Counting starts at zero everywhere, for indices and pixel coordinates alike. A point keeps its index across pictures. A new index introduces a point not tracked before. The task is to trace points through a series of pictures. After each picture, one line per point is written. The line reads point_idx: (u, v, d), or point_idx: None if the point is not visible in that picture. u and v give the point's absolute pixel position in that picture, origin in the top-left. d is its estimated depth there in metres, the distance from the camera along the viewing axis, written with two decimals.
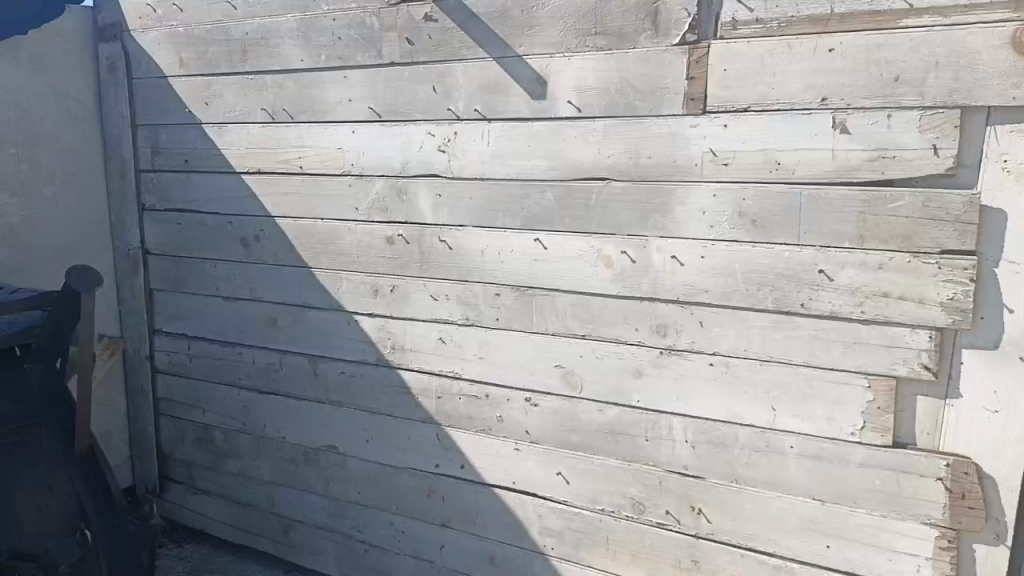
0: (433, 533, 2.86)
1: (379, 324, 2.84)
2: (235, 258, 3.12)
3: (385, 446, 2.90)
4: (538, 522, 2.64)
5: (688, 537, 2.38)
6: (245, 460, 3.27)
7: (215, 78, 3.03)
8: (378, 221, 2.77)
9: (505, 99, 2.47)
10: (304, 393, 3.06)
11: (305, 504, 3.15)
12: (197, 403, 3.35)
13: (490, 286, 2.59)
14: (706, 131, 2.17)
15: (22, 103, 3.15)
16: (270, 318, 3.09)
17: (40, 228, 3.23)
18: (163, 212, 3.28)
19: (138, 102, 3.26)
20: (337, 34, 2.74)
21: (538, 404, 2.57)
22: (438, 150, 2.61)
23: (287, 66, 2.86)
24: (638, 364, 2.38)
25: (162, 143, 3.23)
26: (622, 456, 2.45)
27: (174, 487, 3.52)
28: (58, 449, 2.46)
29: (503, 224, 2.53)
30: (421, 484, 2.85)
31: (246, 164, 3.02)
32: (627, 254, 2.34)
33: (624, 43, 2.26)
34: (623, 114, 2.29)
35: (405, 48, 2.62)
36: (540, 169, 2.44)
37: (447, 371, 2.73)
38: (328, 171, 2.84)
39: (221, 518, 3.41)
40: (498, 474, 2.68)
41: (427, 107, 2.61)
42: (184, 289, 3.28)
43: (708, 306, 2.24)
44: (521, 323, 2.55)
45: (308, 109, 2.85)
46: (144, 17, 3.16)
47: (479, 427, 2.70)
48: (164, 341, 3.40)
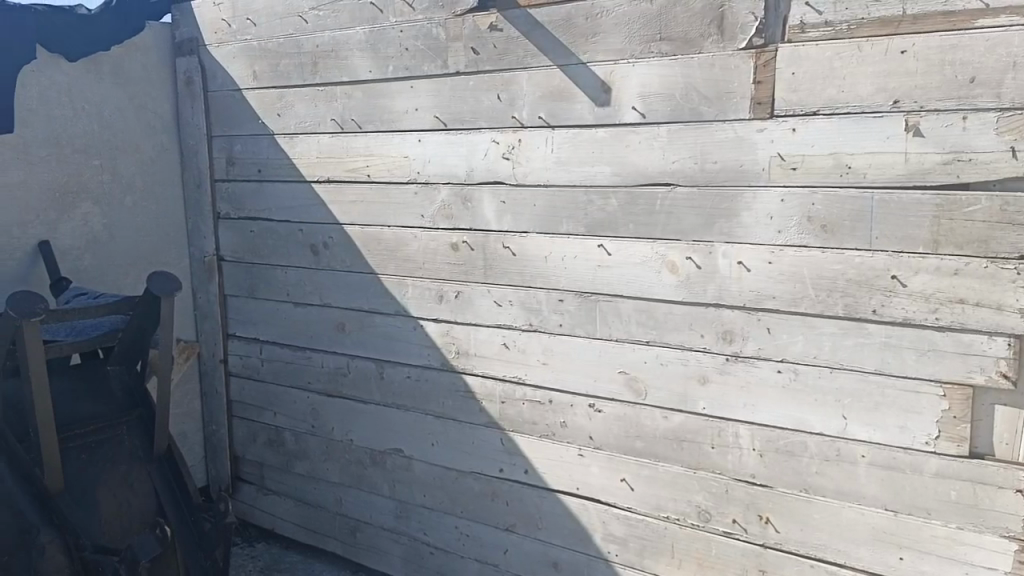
0: (497, 537, 2.88)
1: (444, 329, 2.88)
2: (305, 264, 3.20)
3: (450, 449, 2.94)
4: (602, 528, 2.63)
5: (756, 546, 2.34)
6: (314, 461, 3.35)
7: (286, 90, 3.12)
8: (443, 227, 2.82)
9: (569, 105, 2.48)
10: (371, 396, 3.12)
11: (372, 506, 3.21)
12: (268, 405, 3.45)
13: (553, 292, 2.60)
14: (773, 135, 2.15)
15: (105, 116, 3.28)
16: (338, 323, 3.16)
17: (121, 236, 3.35)
18: (237, 220, 3.39)
19: (214, 114, 3.38)
20: (404, 45, 2.80)
21: (602, 410, 2.57)
22: (502, 158, 2.64)
23: (355, 78, 2.93)
24: (704, 371, 2.36)
25: (237, 152, 3.33)
26: (686, 463, 2.43)
27: (246, 487, 3.63)
28: (139, 447, 2.56)
29: (568, 230, 2.54)
30: (485, 487, 2.88)
31: (315, 173, 3.10)
32: (692, 260, 2.32)
33: (690, 48, 2.26)
34: (688, 119, 2.28)
35: (471, 56, 2.66)
36: (604, 175, 2.45)
37: (510, 376, 2.75)
38: (395, 179, 2.90)
39: (291, 518, 3.49)
40: (561, 480, 2.69)
41: (492, 115, 2.64)
42: (256, 294, 3.38)
43: (776, 312, 2.22)
44: (585, 328, 2.56)
45: (376, 118, 2.91)
46: (220, 31, 3.27)
47: (542, 432, 2.71)
48: (236, 345, 3.50)
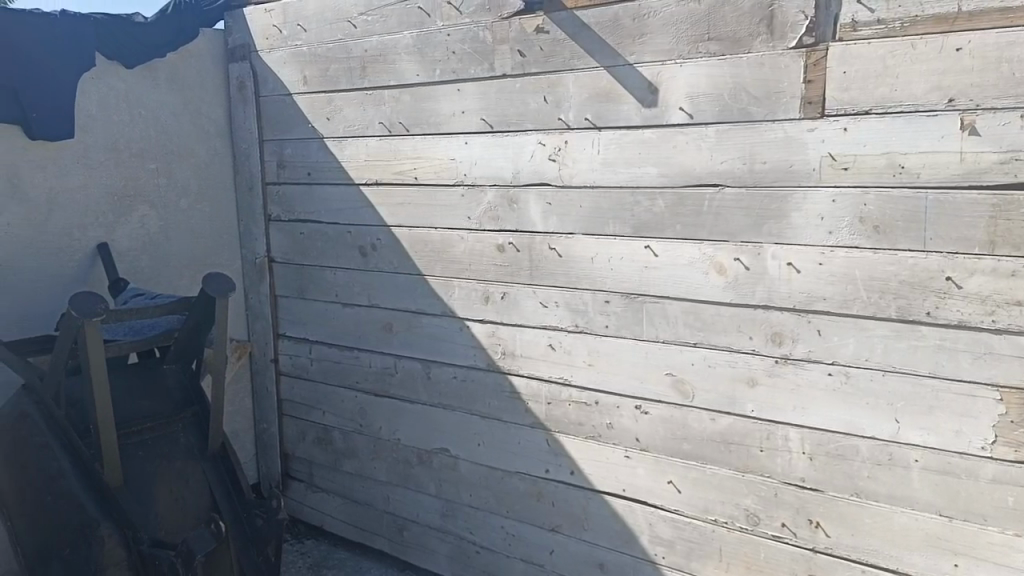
0: (543, 537, 2.89)
1: (490, 330, 2.90)
2: (354, 266, 3.25)
3: (496, 449, 2.96)
4: (648, 530, 2.63)
5: (806, 551, 2.32)
6: (362, 460, 3.39)
7: (336, 94, 3.17)
8: (489, 229, 2.84)
9: (616, 106, 2.48)
10: (418, 396, 3.15)
11: (419, 504, 3.24)
12: (317, 404, 3.50)
13: (599, 293, 2.60)
14: (824, 135, 2.13)
15: (161, 121, 3.36)
16: (386, 323, 3.19)
17: (176, 238, 3.44)
18: (287, 222, 3.46)
19: (265, 118, 3.45)
20: (452, 48, 2.82)
21: (648, 411, 2.56)
22: (549, 159, 2.65)
23: (403, 81, 2.96)
24: (753, 373, 2.34)
25: (287, 156, 3.40)
26: (734, 465, 2.42)
27: (296, 484, 3.69)
28: (193, 443, 2.62)
29: (614, 231, 2.54)
30: (531, 488, 2.89)
31: (364, 175, 3.15)
32: (740, 261, 2.31)
33: (739, 48, 2.24)
34: (736, 119, 2.27)
35: (517, 59, 2.67)
36: (652, 176, 2.44)
37: (556, 377, 2.76)
38: (443, 181, 2.93)
39: (339, 515, 3.54)
40: (607, 481, 2.69)
41: (538, 117, 2.65)
42: (306, 295, 3.44)
43: (827, 314, 2.19)
44: (632, 330, 2.56)
45: (424, 121, 2.94)
46: (271, 37, 3.33)
47: (589, 433, 2.71)
48: (286, 345, 3.57)
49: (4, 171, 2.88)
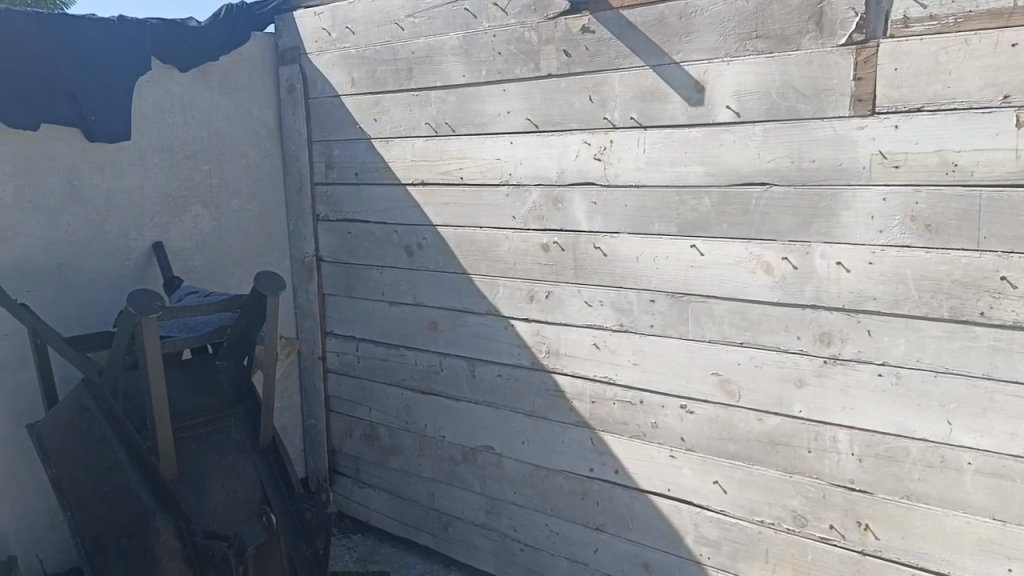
0: (587, 536, 2.90)
1: (534, 329, 2.92)
2: (400, 265, 3.29)
3: (540, 448, 2.97)
4: (693, 530, 2.62)
5: (854, 553, 2.29)
6: (408, 457, 3.43)
7: (383, 95, 3.21)
8: (534, 228, 2.85)
9: (661, 105, 2.48)
10: (464, 394, 3.18)
11: (464, 501, 3.27)
12: (364, 401, 3.56)
13: (645, 292, 2.60)
14: (875, 133, 2.10)
15: (213, 123, 3.44)
16: (432, 322, 3.23)
17: (227, 238, 3.52)
18: (336, 222, 3.51)
19: (314, 119, 3.51)
20: (497, 49, 2.84)
21: (694, 411, 2.55)
22: (594, 159, 2.66)
23: (449, 82, 2.99)
24: (800, 374, 2.32)
25: (336, 157, 3.45)
26: (781, 466, 2.40)
27: (343, 480, 3.75)
28: (245, 438, 2.67)
29: (659, 230, 2.54)
30: (575, 486, 2.90)
31: (410, 176, 3.19)
32: (788, 260, 2.29)
33: (787, 45, 2.22)
34: (784, 117, 2.25)
35: (562, 59, 2.68)
36: (698, 174, 2.43)
37: (601, 376, 2.76)
38: (488, 181, 2.95)
39: (385, 511, 3.59)
40: (652, 481, 2.69)
41: (583, 116, 2.66)
42: (353, 294, 3.49)
43: (877, 314, 2.16)
44: (677, 329, 2.55)
45: (470, 121, 2.96)
46: (320, 40, 3.39)
47: (633, 432, 2.71)
48: (334, 342, 3.62)
49: (64, 173, 2.98)
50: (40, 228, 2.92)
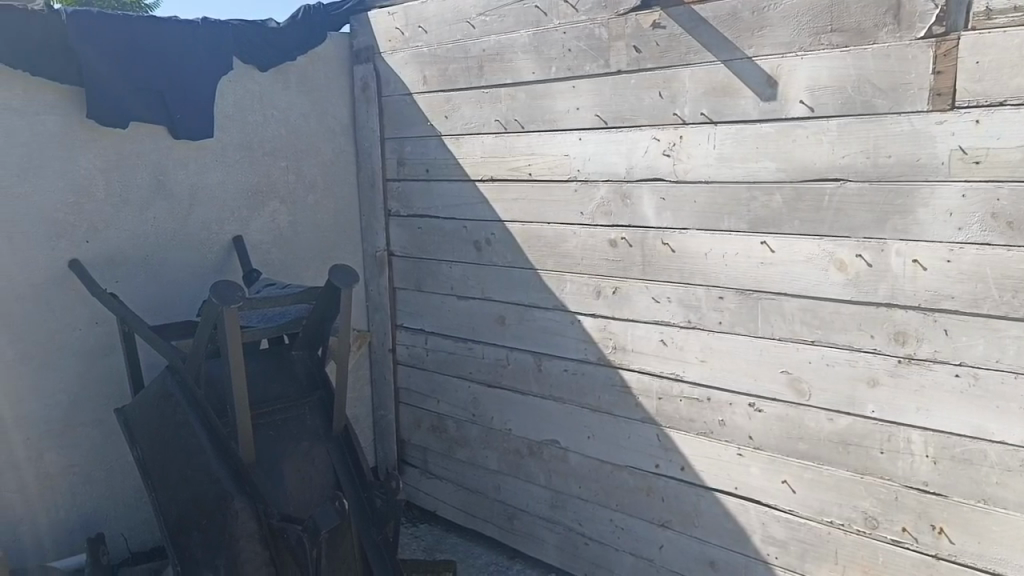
0: (653, 533, 2.90)
1: (601, 325, 2.93)
2: (469, 260, 3.35)
3: (606, 443, 2.99)
4: (761, 530, 2.60)
5: (928, 558, 2.24)
6: (474, 449, 3.49)
7: (453, 93, 3.27)
8: (602, 224, 2.86)
9: (733, 101, 2.47)
10: (530, 388, 3.21)
11: (529, 495, 3.30)
12: (433, 393, 3.62)
13: (713, 289, 2.59)
14: (955, 127, 2.05)
15: (291, 121, 3.54)
16: (499, 316, 3.27)
17: (303, 232, 3.62)
18: (406, 217, 3.59)
19: (387, 117, 3.59)
20: (568, 46, 2.86)
21: (762, 410, 2.53)
22: (663, 154, 2.65)
23: (519, 79, 3.03)
24: (874, 373, 2.28)
25: (407, 154, 3.53)
26: (853, 467, 2.36)
27: (411, 470, 3.83)
28: (319, 426, 2.74)
29: (729, 227, 2.53)
30: (641, 483, 2.90)
31: (480, 172, 3.23)
32: (862, 258, 2.26)
33: (863, 39, 2.19)
34: (860, 113, 2.21)
35: (633, 55, 2.68)
36: (769, 170, 2.41)
37: (668, 373, 2.76)
38: (556, 177, 2.97)
39: (452, 502, 3.65)
40: (718, 478, 2.68)
41: (653, 112, 2.66)
42: (423, 288, 3.56)
43: (955, 314, 2.11)
44: (746, 326, 2.53)
45: (539, 118, 2.99)
46: (394, 39, 3.46)
47: (700, 429, 2.70)
48: (404, 335, 3.70)
49: (151, 168, 3.11)
50: (129, 222, 3.06)
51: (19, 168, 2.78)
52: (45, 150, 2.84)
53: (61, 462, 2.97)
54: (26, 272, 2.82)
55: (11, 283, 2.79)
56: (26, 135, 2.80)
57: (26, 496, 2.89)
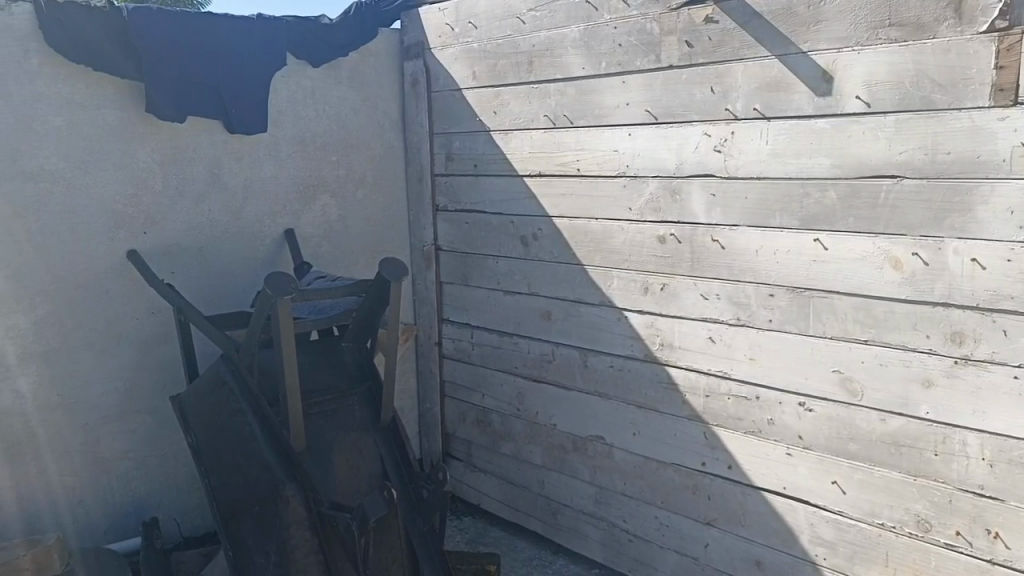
0: (698, 531, 2.89)
1: (648, 321, 2.92)
2: (516, 255, 3.36)
3: (652, 440, 2.98)
4: (809, 530, 2.57)
5: (982, 562, 2.20)
6: (519, 443, 3.50)
7: (503, 89, 3.28)
8: (651, 220, 2.85)
9: (786, 96, 2.44)
10: (575, 383, 3.21)
11: (574, 490, 3.31)
12: (478, 387, 3.64)
13: (763, 287, 2.56)
14: (1018, 123, 2.00)
15: (342, 116, 3.58)
16: (545, 311, 3.28)
17: (353, 225, 3.66)
18: (453, 212, 3.61)
19: (436, 112, 3.61)
20: (618, 41, 2.85)
21: (812, 409, 2.50)
22: (714, 150, 2.64)
23: (569, 75, 3.02)
24: (929, 374, 2.24)
25: (455, 148, 3.55)
26: (905, 469, 2.32)
27: (455, 463, 3.85)
28: (368, 417, 2.75)
29: (780, 224, 2.50)
30: (686, 481, 2.89)
31: (528, 167, 3.24)
32: (918, 256, 2.22)
33: (923, 33, 2.14)
34: (918, 109, 2.17)
35: (684, 50, 2.67)
36: (823, 167, 2.38)
37: (716, 371, 2.74)
38: (605, 173, 2.97)
39: (495, 495, 3.67)
40: (766, 478, 2.65)
41: (704, 107, 2.64)
42: (469, 282, 3.58)
43: (1015, 314, 2.06)
44: (797, 325, 2.50)
45: (588, 114, 2.99)
46: (444, 35, 3.48)
47: (748, 428, 2.68)
48: (450, 329, 3.72)
49: (207, 162, 3.18)
50: (184, 214, 3.13)
51: (81, 161, 2.87)
52: (106, 143, 2.93)
53: (118, 447, 3.05)
54: (87, 262, 2.91)
55: (73, 273, 2.89)
56: (88, 129, 2.88)
57: (84, 479, 2.97)
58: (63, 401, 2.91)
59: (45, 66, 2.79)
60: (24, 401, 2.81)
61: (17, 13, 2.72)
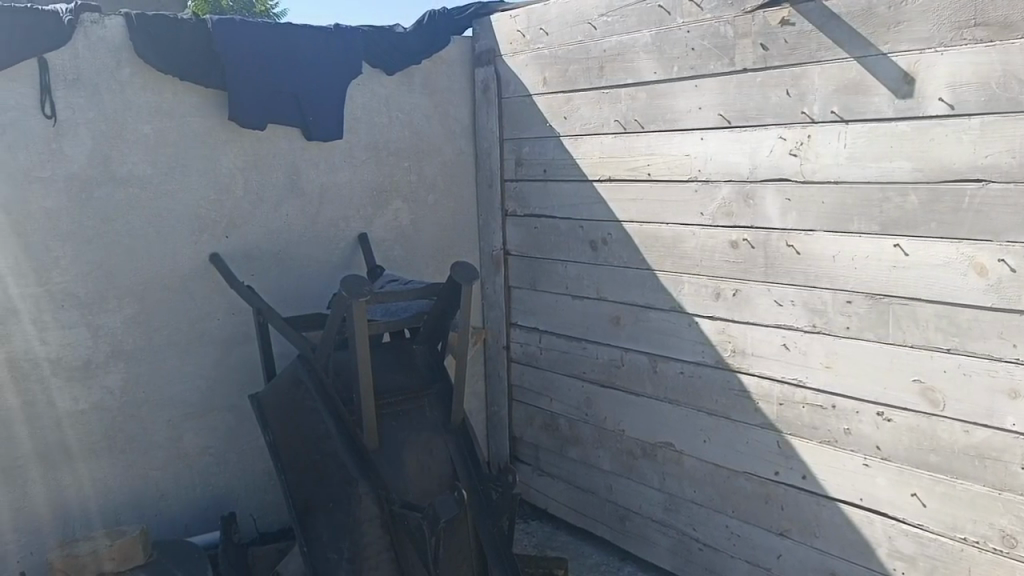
0: (771, 541, 2.84)
1: (720, 327, 2.89)
2: (585, 260, 3.36)
3: (723, 448, 2.94)
4: (887, 543, 2.51)
5: None
6: (587, 448, 3.50)
7: (573, 94, 3.29)
8: (724, 225, 2.82)
9: (865, 99, 2.39)
10: (644, 389, 3.19)
11: (642, 496, 3.29)
12: (546, 391, 3.65)
13: (840, 293, 2.51)
14: None
15: (414, 122, 3.63)
16: (615, 316, 3.27)
17: (424, 230, 3.72)
18: (523, 217, 3.64)
19: (506, 118, 3.64)
20: (691, 45, 2.84)
21: (891, 419, 2.44)
22: (790, 154, 2.60)
23: (640, 79, 3.02)
24: (1015, 384, 2.16)
25: (525, 154, 3.57)
26: (990, 482, 2.24)
27: (523, 467, 3.87)
28: (439, 418, 2.78)
29: (858, 229, 2.45)
30: (759, 489, 2.85)
31: (598, 172, 3.24)
32: (1005, 262, 2.15)
33: (1010, 33, 2.08)
34: (1005, 110, 2.10)
35: (759, 53, 2.64)
36: (904, 170, 2.33)
37: (790, 378, 2.69)
38: (676, 177, 2.95)
39: (563, 500, 3.67)
40: (842, 488, 2.60)
41: (780, 111, 2.61)
42: (538, 286, 3.60)
43: None
44: (876, 332, 2.45)
45: (659, 118, 2.98)
46: (515, 41, 3.51)
47: (823, 437, 2.63)
48: (519, 333, 3.74)
49: (286, 168, 3.28)
50: (264, 218, 3.24)
51: (168, 166, 3.00)
52: (191, 150, 3.05)
53: (199, 442, 3.16)
54: (172, 264, 3.03)
55: (159, 273, 3.01)
56: (174, 136, 3.01)
57: (167, 473, 3.09)
58: (148, 397, 3.02)
59: (135, 76, 2.91)
60: (113, 394, 2.95)
61: (110, 26, 2.85)
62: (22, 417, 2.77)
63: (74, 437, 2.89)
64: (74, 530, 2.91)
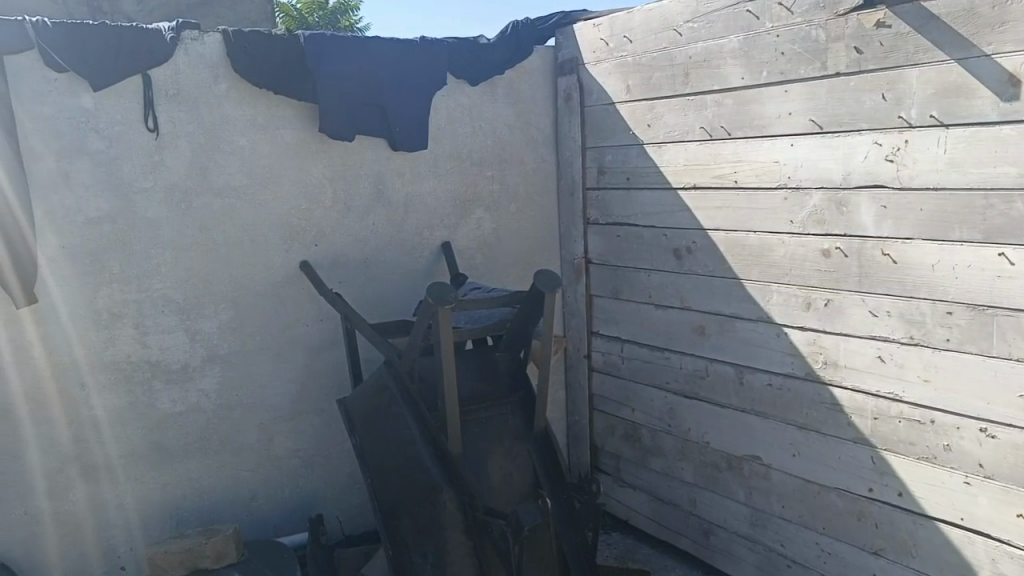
0: (864, 560, 2.74)
1: (811, 338, 2.81)
2: (668, 269, 3.32)
3: (813, 462, 2.86)
4: (990, 566, 2.39)
5: None
6: (669, 460, 3.45)
7: (657, 101, 3.26)
8: (814, 233, 2.75)
9: (967, 102, 2.30)
10: (729, 400, 3.14)
11: (727, 510, 3.22)
12: (627, 402, 3.62)
13: (940, 303, 2.42)
14: None
15: (498, 131, 3.66)
16: (699, 326, 3.22)
17: (507, 239, 3.74)
18: (605, 225, 3.62)
19: (588, 126, 3.64)
20: (781, 49, 2.78)
21: (995, 436, 2.32)
22: (885, 160, 2.52)
23: (727, 85, 2.98)
24: None
25: (607, 162, 3.56)
26: None
27: (605, 477, 3.84)
28: (521, 426, 2.79)
29: (959, 237, 2.35)
30: (851, 507, 2.76)
31: (682, 180, 3.21)
32: None
33: None
34: None
35: (853, 57, 2.57)
36: (1008, 176, 2.22)
37: (886, 392, 2.61)
38: (764, 184, 2.90)
39: (645, 512, 3.63)
40: (941, 507, 2.49)
41: (874, 115, 2.53)
42: (620, 296, 3.57)
43: None
44: (978, 345, 2.34)
45: (747, 124, 2.93)
46: (598, 50, 3.51)
47: (921, 454, 2.53)
48: (600, 342, 3.72)
49: (373, 177, 3.35)
50: (351, 227, 3.31)
51: (262, 177, 3.10)
52: (283, 161, 3.14)
53: (288, 446, 3.24)
54: (264, 271, 3.12)
55: (253, 280, 3.10)
56: (268, 148, 3.10)
57: (258, 475, 3.18)
58: (241, 401, 3.13)
59: (231, 91, 3.02)
60: (208, 397, 3.06)
61: (208, 44, 2.97)
62: (123, 417, 2.91)
63: (170, 438, 3.00)
64: (170, 526, 3.03)
